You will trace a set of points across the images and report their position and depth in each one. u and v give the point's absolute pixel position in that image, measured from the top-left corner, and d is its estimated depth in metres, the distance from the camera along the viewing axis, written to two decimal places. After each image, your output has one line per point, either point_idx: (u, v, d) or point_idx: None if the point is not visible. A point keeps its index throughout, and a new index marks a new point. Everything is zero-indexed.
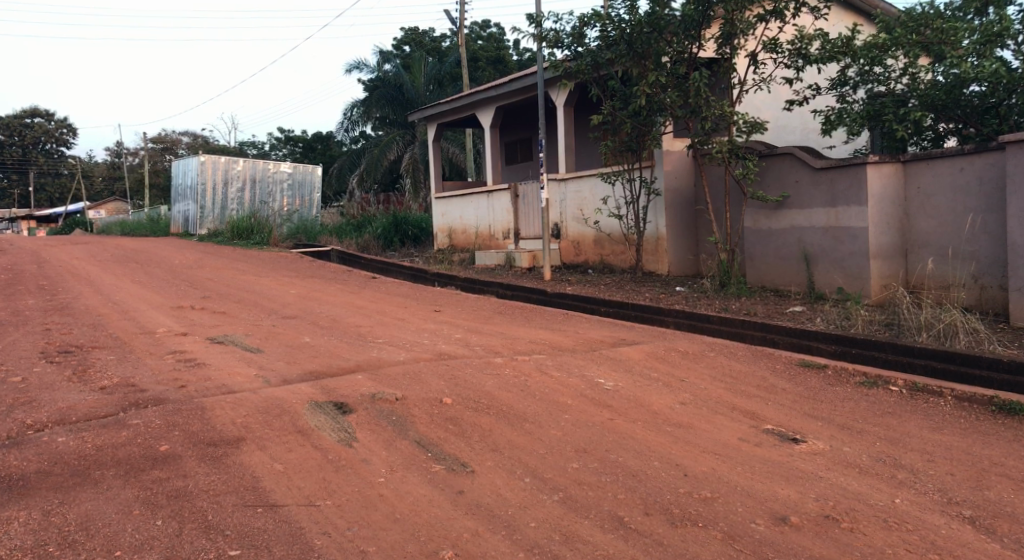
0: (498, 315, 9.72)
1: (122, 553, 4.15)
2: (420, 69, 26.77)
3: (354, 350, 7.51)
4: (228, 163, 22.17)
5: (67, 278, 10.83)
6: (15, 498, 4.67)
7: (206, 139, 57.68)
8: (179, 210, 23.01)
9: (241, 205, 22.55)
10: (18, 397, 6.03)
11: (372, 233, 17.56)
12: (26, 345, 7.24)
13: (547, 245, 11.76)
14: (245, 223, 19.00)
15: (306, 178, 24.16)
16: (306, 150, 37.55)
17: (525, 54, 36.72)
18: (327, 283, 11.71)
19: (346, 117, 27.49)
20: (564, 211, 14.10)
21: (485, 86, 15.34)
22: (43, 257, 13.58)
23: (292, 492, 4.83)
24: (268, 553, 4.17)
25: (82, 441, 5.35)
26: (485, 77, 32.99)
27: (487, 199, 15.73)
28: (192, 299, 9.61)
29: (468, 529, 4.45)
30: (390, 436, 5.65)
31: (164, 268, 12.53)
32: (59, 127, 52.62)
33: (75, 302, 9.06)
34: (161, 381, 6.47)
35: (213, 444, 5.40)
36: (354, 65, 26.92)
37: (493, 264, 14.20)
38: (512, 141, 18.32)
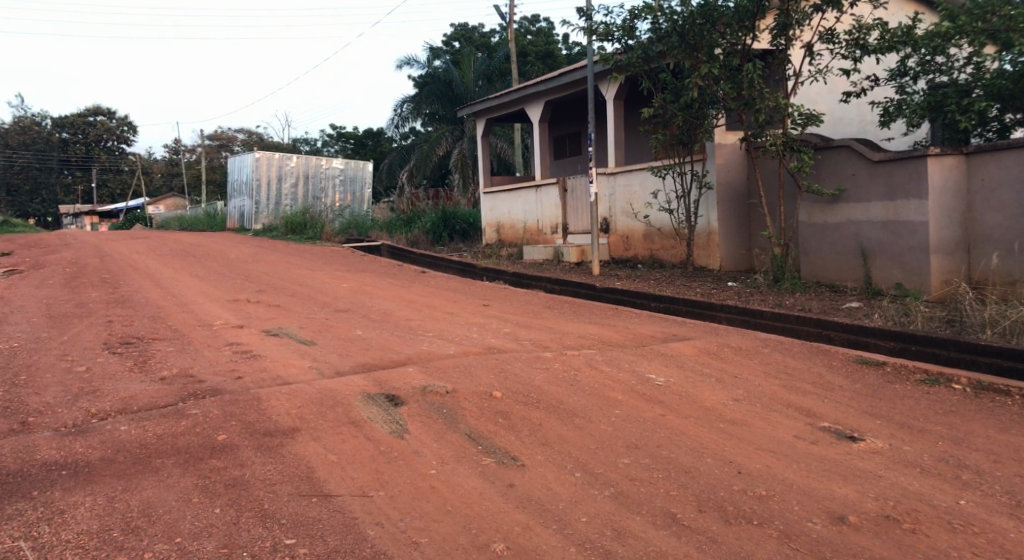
0: (547, 309, 9.68)
1: (182, 539, 4.35)
2: (470, 64, 26.95)
3: (404, 343, 7.56)
4: (283, 159, 22.52)
5: (128, 271, 11.12)
6: (81, 484, 4.86)
7: (260, 135, 58.94)
8: (235, 206, 23.44)
9: (295, 200, 22.87)
10: (83, 386, 6.23)
11: (421, 229, 17.68)
12: (90, 335, 7.46)
13: (596, 239, 11.53)
14: (297, 217, 19.38)
15: (358, 174, 24.46)
16: (358, 146, 38.20)
17: (576, 49, 36.49)
18: (377, 277, 11.84)
19: (397, 113, 27.86)
20: (613, 206, 14.01)
21: (532, 81, 15.30)
22: (104, 251, 13.91)
23: (345, 482, 5.01)
24: (324, 541, 4.37)
25: (144, 429, 5.53)
26: (534, 71, 32.94)
27: (535, 194, 15.68)
28: (247, 292, 9.78)
29: (519, 523, 4.58)
30: (441, 429, 5.74)
31: (220, 262, 12.76)
32: (122, 125, 53.85)
33: (136, 294, 9.30)
34: (219, 372, 6.62)
35: (269, 434, 5.56)
36: (405, 62, 27.17)
37: (540, 259, 14.15)
38: (560, 135, 18.30)
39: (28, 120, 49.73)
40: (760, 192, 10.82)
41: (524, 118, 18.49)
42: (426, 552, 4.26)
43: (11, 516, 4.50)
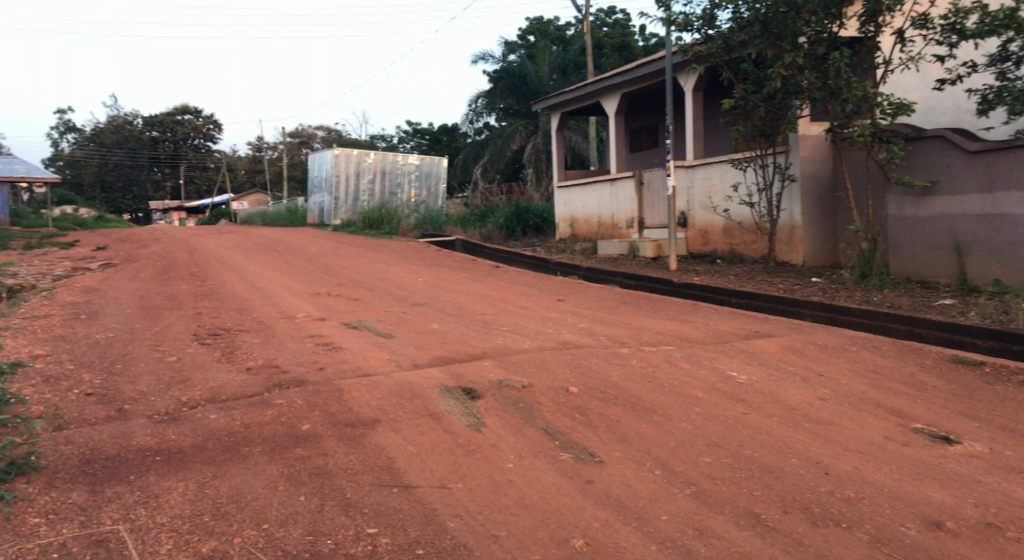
0: (623, 305, 9.58)
1: (269, 525, 4.48)
2: (545, 58, 26.93)
3: (480, 338, 7.59)
4: (361, 156, 22.96)
5: (214, 265, 11.51)
6: (174, 469, 5.04)
7: (338, 132, 60.27)
8: (315, 202, 24.04)
9: (373, 195, 23.28)
10: (175, 375, 6.47)
11: (495, 224, 17.74)
12: (181, 326, 7.75)
13: (674, 234, 11.36)
14: (374, 213, 19.72)
15: (433, 169, 24.55)
16: (433, 142, 38.72)
17: (652, 40, 35.95)
18: (452, 272, 11.94)
19: (471, 108, 28.04)
20: (691, 199, 13.77)
21: (610, 73, 15.15)
22: (192, 246, 14.45)
23: (425, 473, 5.06)
24: (405, 532, 4.44)
25: (232, 418, 5.70)
26: (609, 63, 32.62)
27: (611, 187, 15.53)
28: (327, 286, 10.00)
29: (598, 518, 4.55)
30: (518, 423, 5.74)
31: (301, 256, 13.08)
32: (208, 123, 54.71)
33: (223, 287, 9.61)
34: (302, 363, 6.78)
35: (350, 424, 5.66)
36: (480, 56, 27.32)
37: (616, 253, 14.03)
38: (637, 128, 18.13)
39: (120, 121, 51.49)
40: (847, 184, 10.47)
41: (599, 111, 18.34)
42: (506, 547, 4.27)
43: (110, 499, 4.70)
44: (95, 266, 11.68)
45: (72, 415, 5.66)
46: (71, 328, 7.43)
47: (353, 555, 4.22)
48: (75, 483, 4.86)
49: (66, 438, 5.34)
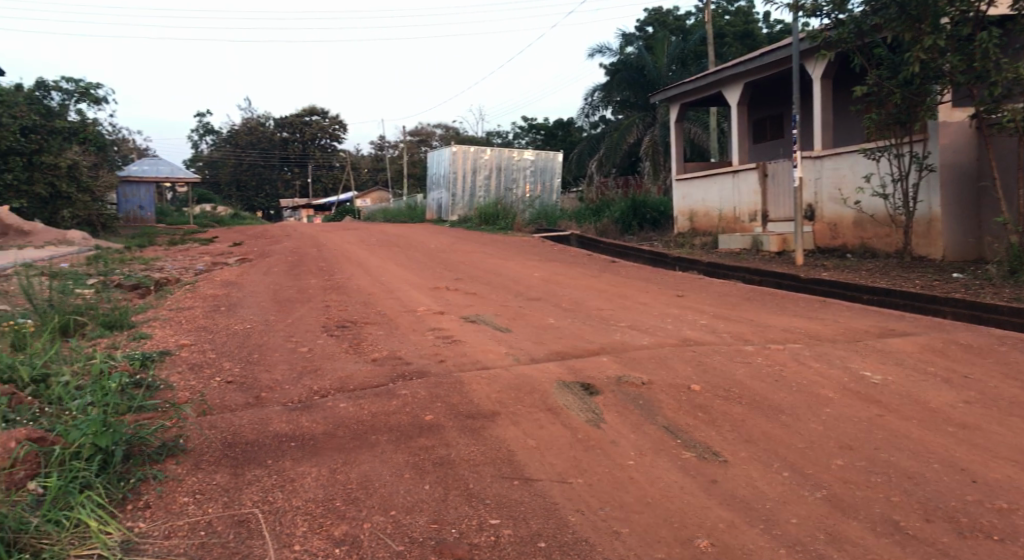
0: (745, 301, 9.31)
1: (397, 512, 4.62)
2: (663, 48, 26.70)
3: (598, 333, 7.57)
4: (477, 152, 23.34)
5: (340, 260, 12.00)
6: (308, 455, 5.28)
7: (455, 130, 61.38)
8: (433, 198, 24.69)
9: (488, 191, 23.63)
10: (306, 364, 6.78)
11: (610, 218, 17.60)
12: (311, 318, 8.12)
13: (800, 227, 10.95)
14: (489, 209, 20.01)
15: (548, 164, 24.53)
16: (548, 136, 38.91)
17: (777, 26, 34.66)
18: (568, 267, 11.96)
19: (587, 102, 27.95)
20: (819, 191, 13.23)
21: (732, 62, 14.78)
22: (319, 242, 15.13)
23: (545, 468, 5.09)
24: (527, 524, 4.48)
25: (360, 407, 5.92)
26: (731, 52, 31.72)
27: (732, 180, 15.12)
28: (446, 281, 10.21)
29: (723, 519, 4.45)
30: (639, 420, 5.69)
31: (422, 251, 13.45)
32: (335, 123, 56.78)
33: (349, 281, 10.00)
34: (423, 355, 6.96)
35: (471, 417, 5.76)
36: (597, 50, 27.24)
37: (738, 248, 13.67)
38: (761, 117, 17.59)
39: (254, 122, 55.07)
40: (994, 173, 9.79)
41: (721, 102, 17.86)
42: (629, 544, 4.25)
43: (250, 482, 4.97)
44: (232, 261, 12.43)
45: (215, 401, 6.03)
46: (211, 319, 7.92)
47: (477, 545, 4.29)
48: (219, 465, 5.15)
49: (210, 423, 5.68)
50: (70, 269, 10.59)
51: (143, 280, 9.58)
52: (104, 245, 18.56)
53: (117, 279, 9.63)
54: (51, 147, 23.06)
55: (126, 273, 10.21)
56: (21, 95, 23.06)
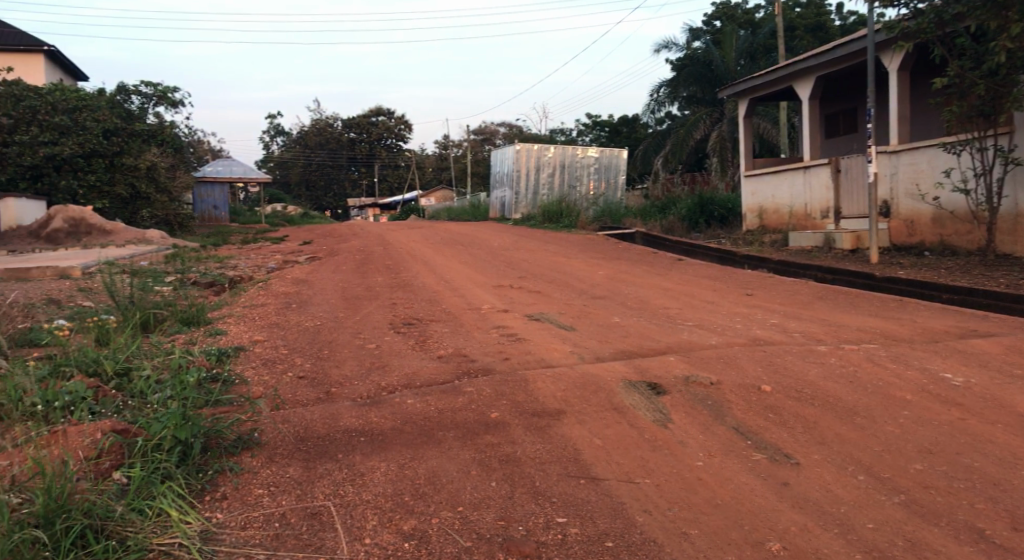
0: (817, 300, 9.08)
1: (464, 508, 4.66)
2: (732, 43, 26.33)
3: (664, 332, 7.49)
4: (541, 150, 23.36)
5: (407, 258, 12.17)
6: (377, 450, 5.37)
7: (518, 129, 61.51)
8: (497, 196, 24.86)
9: (551, 189, 23.63)
10: (374, 360, 6.90)
11: (677, 214, 17.35)
12: (378, 315, 8.25)
13: (875, 224, 10.59)
14: (554, 207, 20.21)
15: (612, 161, 24.47)
16: (613, 133, 38.72)
17: (851, 18, 33.70)
18: (633, 265, 11.86)
19: (653, 99, 27.74)
20: (894, 187, 12.76)
21: (803, 56, 14.40)
22: (385, 240, 15.38)
23: (612, 467, 5.06)
24: (594, 523, 4.47)
25: (427, 403, 5.99)
26: (801, 45, 30.99)
27: (803, 176, 14.76)
28: (510, 279, 10.24)
29: (795, 522, 4.36)
30: (707, 421, 5.60)
31: (486, 249, 13.54)
32: (399, 123, 56.70)
33: (414, 279, 10.13)
34: (488, 353, 7.00)
35: (537, 415, 5.77)
36: (664, 45, 27.00)
37: (808, 245, 13.34)
38: (834, 112, 17.15)
39: (322, 122, 55.91)
40: None
41: (791, 96, 17.45)
42: (698, 545, 4.20)
43: (321, 475, 5.07)
44: (302, 259, 12.73)
45: (287, 396, 6.18)
46: (282, 316, 8.12)
47: (544, 543, 4.30)
48: (292, 458, 5.27)
49: (282, 418, 5.82)
50: (150, 267, 11.00)
51: (218, 278, 9.89)
52: (180, 244, 19.23)
53: (193, 276, 9.96)
54: (132, 149, 23.88)
55: (202, 271, 10.55)
56: (103, 99, 23.89)
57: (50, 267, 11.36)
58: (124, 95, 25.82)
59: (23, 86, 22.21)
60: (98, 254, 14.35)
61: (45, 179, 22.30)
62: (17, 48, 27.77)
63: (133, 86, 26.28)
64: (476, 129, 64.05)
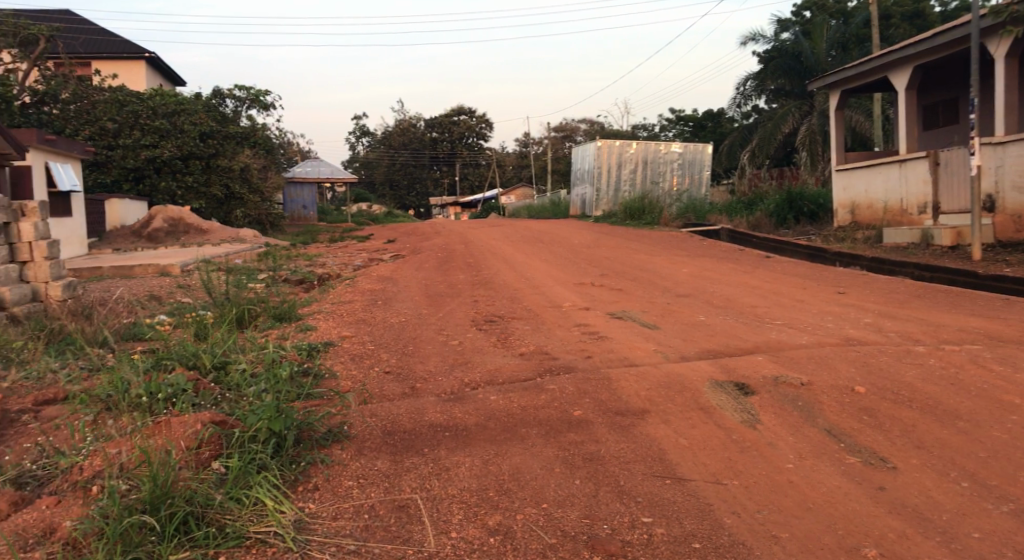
0: (915, 299, 8.71)
1: (548, 505, 4.67)
2: (823, 33, 25.58)
3: (751, 331, 7.32)
4: (623, 146, 23.16)
5: (489, 255, 12.27)
6: (461, 445, 5.44)
7: (600, 125, 61.11)
8: (578, 193, 24.88)
9: (634, 185, 23.47)
10: (457, 357, 6.99)
11: (763, 210, 16.91)
12: (460, 312, 8.35)
13: (980, 219, 10.08)
14: (636, 204, 20.22)
15: (696, 157, 24.11)
16: (697, 128, 38.14)
17: (953, 4, 32.11)
18: (718, 262, 11.65)
19: (740, 92, 27.53)
20: (1000, 180, 12.13)
21: (901, 44, 13.82)
22: (467, 238, 15.57)
23: (698, 467, 4.99)
24: (680, 524, 4.41)
25: (510, 400, 6.03)
26: (897, 33, 29.73)
27: (899, 170, 14.18)
28: (591, 276, 10.20)
29: (893, 529, 4.22)
30: (798, 422, 5.45)
31: (566, 247, 13.52)
32: (481, 122, 57.60)
33: (496, 277, 10.21)
34: (570, 350, 7.00)
35: (621, 414, 5.73)
36: (750, 38, 26.44)
37: (905, 241, 12.80)
38: (934, 102, 16.40)
39: (405, 124, 57.71)
40: None
41: (886, 87, 16.80)
42: (790, 549, 4.12)
43: (408, 469, 5.17)
44: (387, 257, 12.99)
45: (375, 390, 6.33)
46: (369, 312, 8.32)
47: (630, 543, 4.27)
48: (380, 451, 5.39)
49: (370, 411, 5.96)
50: (244, 265, 11.45)
51: (307, 275, 10.20)
52: (271, 243, 19.93)
53: (283, 274, 10.31)
54: (227, 151, 24.90)
55: (292, 268, 10.90)
56: (199, 103, 25.00)
57: (153, 265, 11.96)
58: (219, 99, 26.94)
59: (126, 92, 23.12)
60: (194, 253, 15.02)
61: (147, 180, 23.47)
62: (121, 55, 29.32)
63: (228, 90, 27.36)
64: (555, 126, 63.97)
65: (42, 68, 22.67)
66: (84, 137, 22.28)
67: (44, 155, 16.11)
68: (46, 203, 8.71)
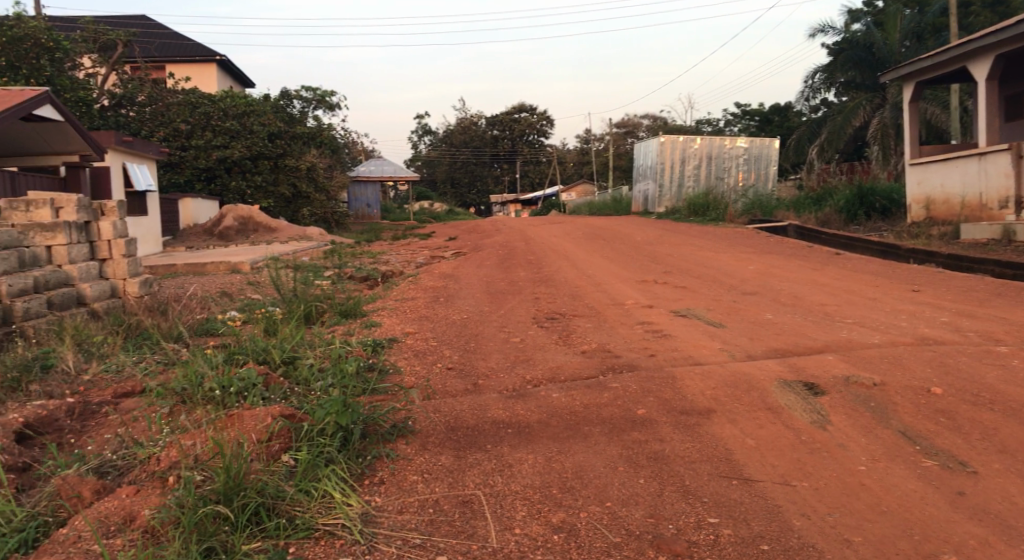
0: (996, 297, 8.37)
1: (612, 504, 4.64)
2: (896, 23, 24.76)
3: (820, 329, 7.15)
4: (687, 141, 22.86)
5: (549, 253, 12.26)
6: (524, 442, 5.45)
7: (662, 121, 60.45)
8: (640, 189, 24.74)
9: (698, 181, 23.10)
10: (518, 354, 7.00)
11: (833, 206, 16.49)
12: (521, 310, 8.37)
13: None
14: (699, 200, 19.98)
15: (763, 151, 23.44)
16: (763, 123, 37.41)
17: None
18: (785, 259, 11.40)
19: (808, 84, 26.89)
20: None
21: (980, 32, 13.29)
22: (528, 235, 15.60)
23: (766, 468, 4.89)
24: (748, 526, 4.33)
25: (572, 397, 6.01)
26: (976, 21, 28.59)
27: (978, 163, 13.64)
28: (654, 274, 10.10)
29: (975, 536, 4.08)
30: (870, 423, 5.30)
31: (628, 244, 13.42)
32: (541, 119, 57.62)
33: (557, 274, 10.20)
34: (633, 348, 6.94)
35: (685, 413, 5.66)
36: (819, 29, 25.76)
37: (984, 237, 12.32)
38: (1017, 92, 15.72)
39: (467, 121, 58.21)
40: None
41: (964, 77, 16.17)
42: (864, 553, 4.02)
43: (472, 464, 5.20)
44: (448, 254, 13.12)
45: (437, 386, 6.39)
46: (432, 309, 8.41)
47: (696, 543, 4.22)
48: (443, 447, 5.44)
49: (433, 407, 6.02)
50: (310, 262, 11.71)
51: (371, 272, 10.36)
52: (336, 240, 20.32)
53: (348, 271, 10.49)
54: (294, 151, 25.53)
55: (357, 266, 11.09)
56: (268, 104, 25.72)
57: (224, 262, 12.32)
58: (286, 99, 27.63)
59: (199, 94, 23.74)
60: (263, 250, 15.42)
61: (218, 180, 24.21)
62: (193, 58, 30.32)
63: (295, 91, 28.00)
64: (616, 123, 63.51)
65: (120, 72, 23.54)
66: (159, 138, 23.04)
67: (122, 157, 16.74)
68: (124, 202, 9.10)
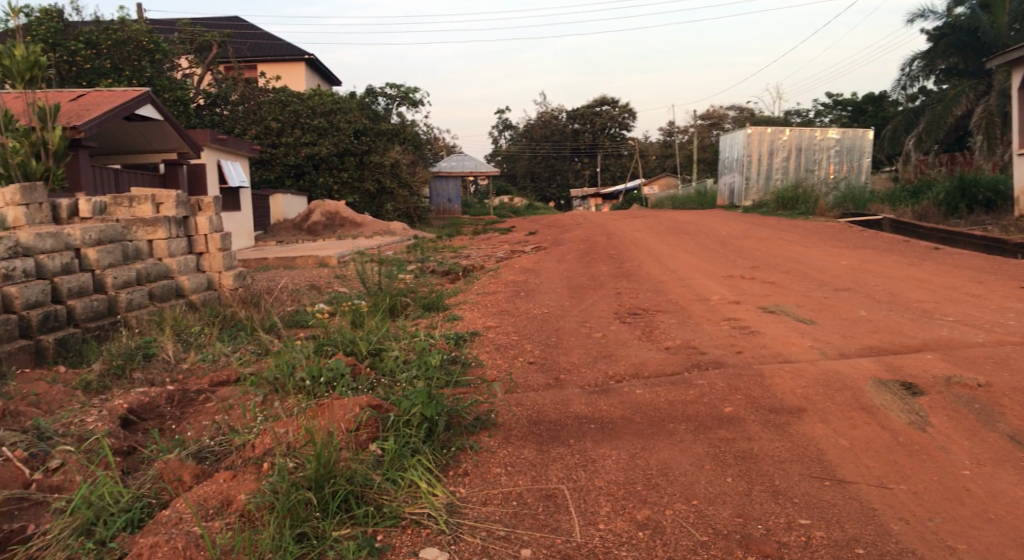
0: None
1: (699, 502, 4.57)
2: (1004, 6, 23.43)
3: (919, 327, 6.85)
4: (775, 133, 22.28)
5: (633, 247, 12.13)
6: (608, 438, 5.41)
7: (748, 112, 58.96)
8: (725, 182, 24.33)
9: (786, 173, 22.54)
10: (601, 349, 6.96)
11: (932, 199, 15.79)
12: (603, 305, 8.31)
13: None
14: (790, 192, 19.54)
15: (855, 143, 22.43)
16: (856, 113, 36.09)
17: None
18: (880, 254, 10.96)
19: (905, 72, 25.82)
20: None
21: None
22: (609, 229, 15.49)
23: (860, 470, 4.72)
24: (842, 528, 4.19)
25: (657, 394, 5.93)
26: None
27: None
28: (741, 269, 9.87)
29: None
30: (974, 426, 5.06)
31: (713, 238, 13.17)
32: (624, 111, 56.96)
33: (639, 269, 10.09)
34: (719, 345, 6.80)
35: (774, 411, 5.51)
36: (918, 14, 24.63)
37: None
38: None
39: (548, 114, 57.95)
40: None
41: None
42: None
43: (555, 459, 5.19)
44: (529, 249, 13.15)
45: (520, 380, 6.40)
46: (514, 303, 8.44)
47: (787, 544, 4.11)
48: (526, 440, 5.45)
49: (516, 400, 6.04)
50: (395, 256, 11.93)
51: (453, 267, 10.48)
52: (419, 235, 20.64)
53: (431, 265, 10.63)
54: (378, 147, 25.97)
55: (440, 260, 11.22)
56: (354, 102, 26.34)
57: (313, 256, 12.66)
58: (372, 97, 28.23)
59: (287, 93, 24.59)
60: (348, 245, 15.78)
61: (306, 176, 25.00)
62: (283, 57, 31.23)
63: (381, 88, 28.59)
64: (699, 115, 62.30)
65: (215, 72, 24.56)
66: (251, 137, 23.87)
67: (217, 154, 17.43)
68: (219, 198, 9.46)
